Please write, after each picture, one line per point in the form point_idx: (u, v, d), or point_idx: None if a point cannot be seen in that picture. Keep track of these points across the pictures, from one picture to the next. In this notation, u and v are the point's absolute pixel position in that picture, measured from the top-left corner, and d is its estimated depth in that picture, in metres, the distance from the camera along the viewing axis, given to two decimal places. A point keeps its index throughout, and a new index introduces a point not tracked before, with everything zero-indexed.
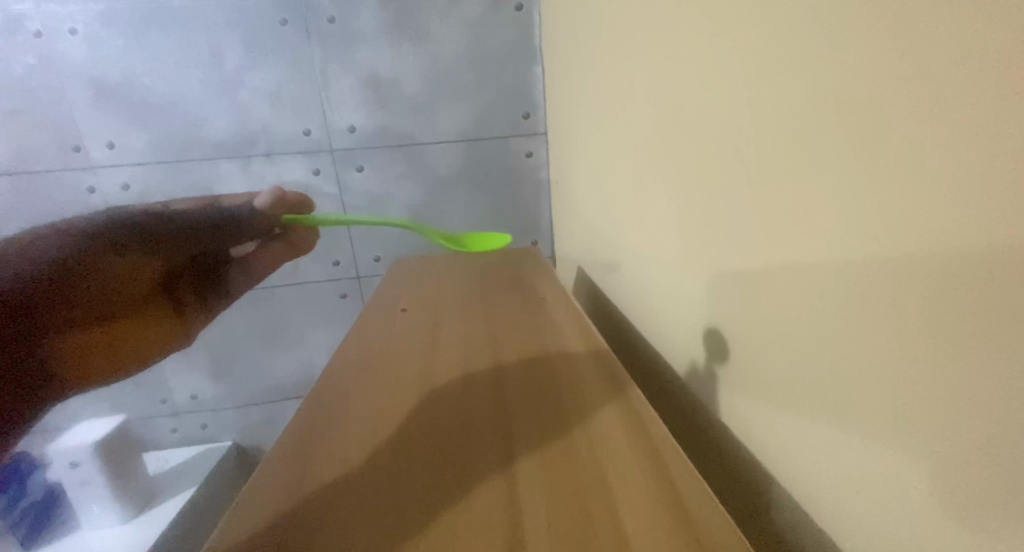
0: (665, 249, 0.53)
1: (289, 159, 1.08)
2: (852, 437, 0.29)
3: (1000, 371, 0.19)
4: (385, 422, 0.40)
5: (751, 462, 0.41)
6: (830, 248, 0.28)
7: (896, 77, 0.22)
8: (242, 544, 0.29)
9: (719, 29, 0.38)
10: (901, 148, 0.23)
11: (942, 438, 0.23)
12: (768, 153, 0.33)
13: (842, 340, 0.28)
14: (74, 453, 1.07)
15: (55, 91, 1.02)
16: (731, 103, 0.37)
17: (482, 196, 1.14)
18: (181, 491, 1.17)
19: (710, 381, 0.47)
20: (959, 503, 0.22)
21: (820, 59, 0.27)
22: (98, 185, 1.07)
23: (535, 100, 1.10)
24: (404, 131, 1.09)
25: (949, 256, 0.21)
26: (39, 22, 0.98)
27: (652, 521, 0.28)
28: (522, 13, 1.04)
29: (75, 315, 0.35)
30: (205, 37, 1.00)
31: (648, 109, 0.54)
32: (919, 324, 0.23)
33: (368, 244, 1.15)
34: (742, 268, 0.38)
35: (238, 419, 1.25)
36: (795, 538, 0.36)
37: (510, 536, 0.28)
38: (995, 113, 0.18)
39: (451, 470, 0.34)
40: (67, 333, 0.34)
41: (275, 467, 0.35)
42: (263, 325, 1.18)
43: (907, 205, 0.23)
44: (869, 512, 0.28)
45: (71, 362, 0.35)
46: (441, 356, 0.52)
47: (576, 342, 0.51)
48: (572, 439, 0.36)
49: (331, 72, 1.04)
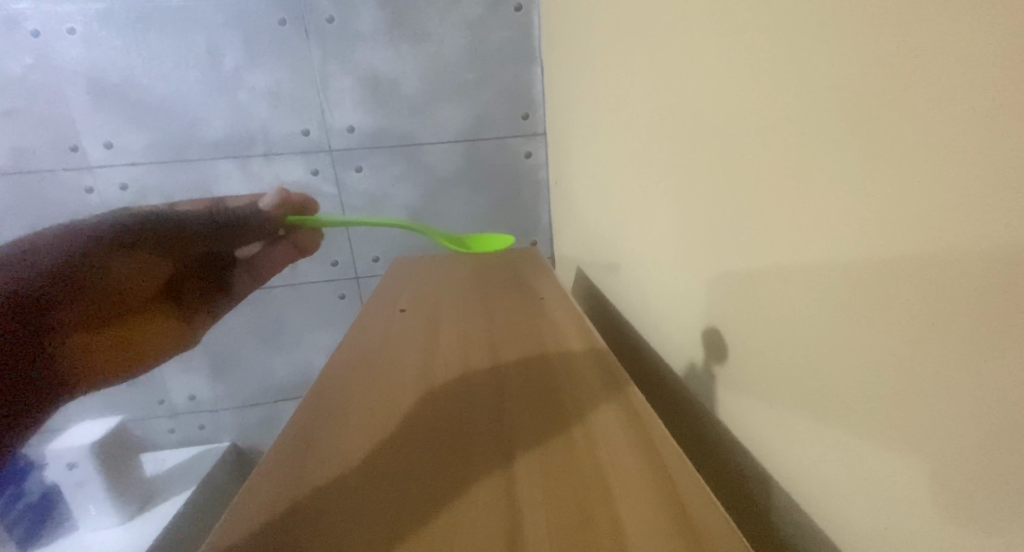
0: (664, 248, 0.53)
1: (289, 159, 1.08)
2: (850, 436, 0.28)
3: (998, 369, 0.19)
4: (384, 422, 0.40)
5: (750, 462, 0.41)
6: (827, 249, 0.28)
7: (893, 81, 0.22)
8: (242, 542, 0.29)
9: (719, 29, 0.38)
10: (898, 149, 0.22)
11: (939, 436, 0.23)
12: (767, 152, 0.33)
13: (841, 339, 0.28)
14: (70, 454, 1.06)
15: (53, 91, 1.01)
16: (731, 104, 0.37)
17: (482, 196, 1.14)
18: (179, 492, 1.16)
19: (709, 381, 0.46)
20: (957, 500, 0.22)
21: (819, 58, 0.27)
22: (96, 185, 1.07)
23: (535, 101, 1.10)
24: (403, 131, 1.09)
25: (948, 252, 0.21)
26: (37, 22, 0.98)
27: (652, 520, 0.28)
28: (522, 14, 1.04)
29: (88, 316, 0.35)
30: (204, 37, 1.00)
31: (647, 110, 0.54)
32: (916, 324, 0.23)
33: (366, 244, 1.15)
34: (741, 267, 0.38)
35: (236, 420, 1.25)
36: (794, 538, 0.36)
37: (510, 534, 0.28)
38: (992, 111, 0.18)
39: (450, 470, 0.34)
40: (81, 334, 0.34)
41: (274, 467, 0.35)
42: (262, 325, 1.18)
43: (903, 206, 0.23)
44: (868, 511, 0.28)
45: (83, 363, 0.35)
46: (440, 356, 0.52)
47: (576, 342, 0.51)
48: (571, 438, 0.36)
49: (331, 72, 1.04)
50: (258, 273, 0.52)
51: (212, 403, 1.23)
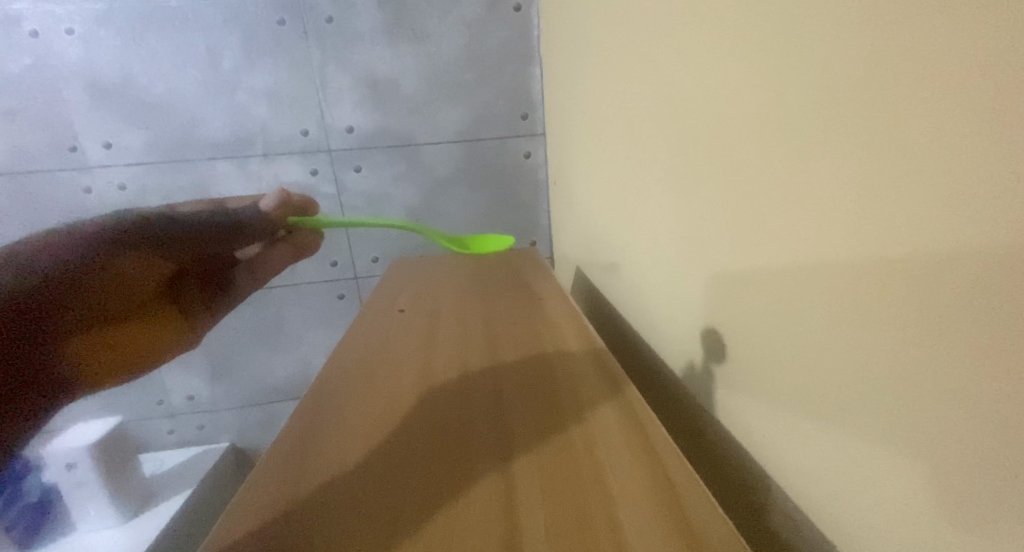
0: (663, 248, 0.53)
1: (288, 159, 1.08)
2: (849, 436, 0.28)
3: (996, 368, 0.19)
4: (382, 422, 0.40)
5: (749, 462, 0.41)
6: (826, 249, 0.28)
7: (893, 81, 0.22)
8: (240, 542, 0.28)
9: (717, 29, 0.38)
10: (897, 150, 0.22)
11: (939, 437, 0.22)
12: (767, 151, 0.33)
13: (841, 339, 0.28)
14: (68, 455, 1.06)
15: (52, 91, 1.01)
16: (730, 105, 0.37)
17: (481, 196, 1.14)
18: (178, 492, 1.16)
19: (708, 381, 0.46)
20: (956, 501, 0.22)
21: (819, 56, 0.27)
22: (95, 185, 1.07)
23: (534, 101, 1.10)
24: (403, 131, 1.09)
25: (948, 252, 0.21)
26: (35, 22, 0.97)
27: (650, 520, 0.28)
28: (521, 14, 1.04)
29: (90, 317, 0.35)
30: (203, 37, 1.00)
31: (647, 110, 0.54)
32: (916, 325, 0.23)
33: (365, 244, 1.15)
34: (741, 267, 0.38)
35: (235, 420, 1.25)
36: (793, 539, 0.36)
37: (508, 534, 0.28)
38: (992, 110, 0.18)
39: (449, 470, 0.34)
40: (82, 335, 0.34)
41: (273, 468, 0.35)
42: (261, 325, 1.18)
43: (903, 207, 0.22)
44: (868, 513, 0.28)
45: (85, 363, 0.35)
46: (439, 356, 0.52)
47: (575, 342, 0.51)
48: (570, 439, 0.36)
49: (330, 72, 1.04)
50: (257, 276, 0.52)
51: (211, 403, 1.23)
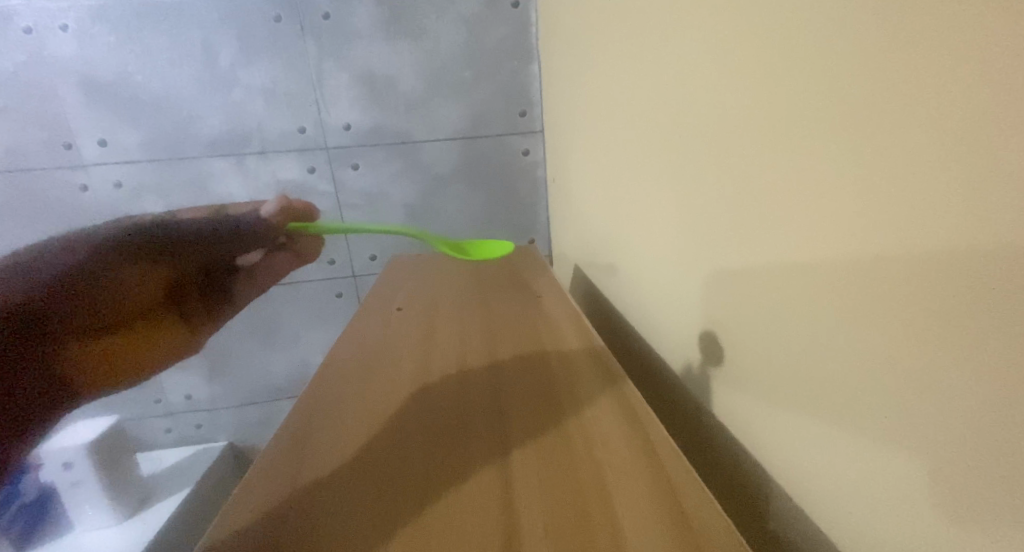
0: (661, 245, 0.53)
1: (284, 157, 1.07)
2: (850, 435, 0.28)
3: (997, 371, 0.19)
4: (377, 422, 0.40)
5: (749, 460, 0.41)
6: (824, 250, 0.28)
7: (891, 88, 0.22)
8: (240, 539, 0.29)
9: (716, 26, 0.37)
10: (895, 153, 0.22)
11: (938, 440, 0.22)
12: (766, 147, 0.33)
13: (842, 334, 0.28)
14: (65, 454, 1.05)
15: (44, 88, 1.00)
16: (729, 103, 0.37)
17: (479, 195, 1.14)
18: (176, 491, 1.16)
19: (707, 380, 0.46)
20: (954, 497, 0.22)
21: (820, 49, 0.27)
22: (90, 183, 1.06)
23: (533, 99, 1.09)
24: (400, 130, 1.08)
25: (950, 249, 0.20)
26: (29, 18, 0.96)
27: (649, 519, 0.28)
28: (520, 11, 1.04)
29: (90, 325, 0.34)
30: (198, 33, 0.99)
31: (644, 108, 0.53)
32: (914, 328, 0.23)
33: (363, 242, 1.15)
34: (740, 264, 0.38)
35: (232, 418, 1.25)
36: (792, 537, 0.36)
37: (510, 534, 0.28)
38: (988, 115, 0.18)
39: (445, 469, 0.34)
40: (85, 340, 0.34)
41: (270, 468, 0.34)
42: (258, 324, 1.18)
43: (902, 209, 0.22)
44: (866, 512, 0.27)
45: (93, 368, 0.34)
46: (437, 355, 0.52)
47: (573, 341, 0.51)
48: (567, 439, 0.36)
49: (326, 70, 1.03)
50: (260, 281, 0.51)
51: (209, 402, 1.23)
